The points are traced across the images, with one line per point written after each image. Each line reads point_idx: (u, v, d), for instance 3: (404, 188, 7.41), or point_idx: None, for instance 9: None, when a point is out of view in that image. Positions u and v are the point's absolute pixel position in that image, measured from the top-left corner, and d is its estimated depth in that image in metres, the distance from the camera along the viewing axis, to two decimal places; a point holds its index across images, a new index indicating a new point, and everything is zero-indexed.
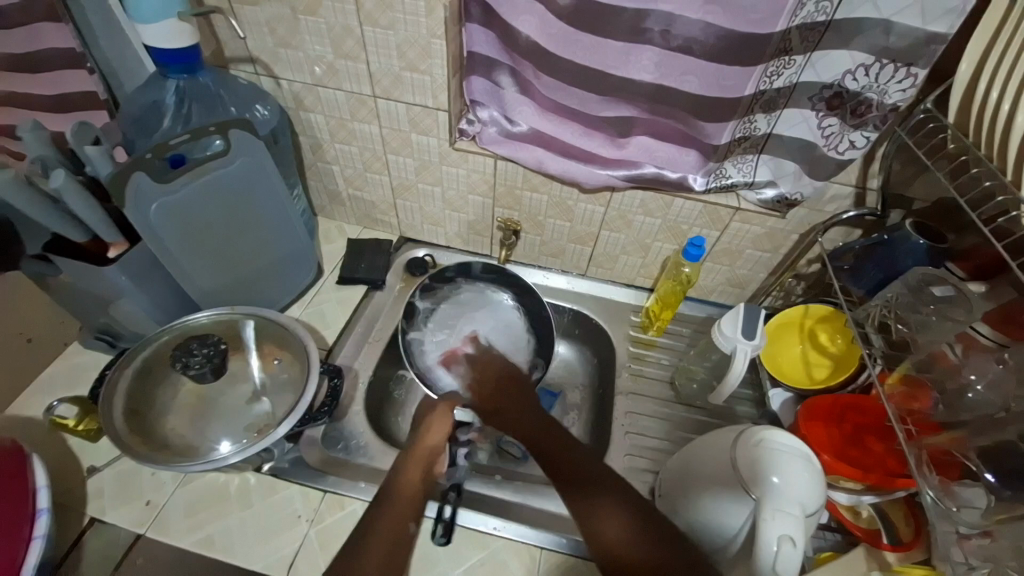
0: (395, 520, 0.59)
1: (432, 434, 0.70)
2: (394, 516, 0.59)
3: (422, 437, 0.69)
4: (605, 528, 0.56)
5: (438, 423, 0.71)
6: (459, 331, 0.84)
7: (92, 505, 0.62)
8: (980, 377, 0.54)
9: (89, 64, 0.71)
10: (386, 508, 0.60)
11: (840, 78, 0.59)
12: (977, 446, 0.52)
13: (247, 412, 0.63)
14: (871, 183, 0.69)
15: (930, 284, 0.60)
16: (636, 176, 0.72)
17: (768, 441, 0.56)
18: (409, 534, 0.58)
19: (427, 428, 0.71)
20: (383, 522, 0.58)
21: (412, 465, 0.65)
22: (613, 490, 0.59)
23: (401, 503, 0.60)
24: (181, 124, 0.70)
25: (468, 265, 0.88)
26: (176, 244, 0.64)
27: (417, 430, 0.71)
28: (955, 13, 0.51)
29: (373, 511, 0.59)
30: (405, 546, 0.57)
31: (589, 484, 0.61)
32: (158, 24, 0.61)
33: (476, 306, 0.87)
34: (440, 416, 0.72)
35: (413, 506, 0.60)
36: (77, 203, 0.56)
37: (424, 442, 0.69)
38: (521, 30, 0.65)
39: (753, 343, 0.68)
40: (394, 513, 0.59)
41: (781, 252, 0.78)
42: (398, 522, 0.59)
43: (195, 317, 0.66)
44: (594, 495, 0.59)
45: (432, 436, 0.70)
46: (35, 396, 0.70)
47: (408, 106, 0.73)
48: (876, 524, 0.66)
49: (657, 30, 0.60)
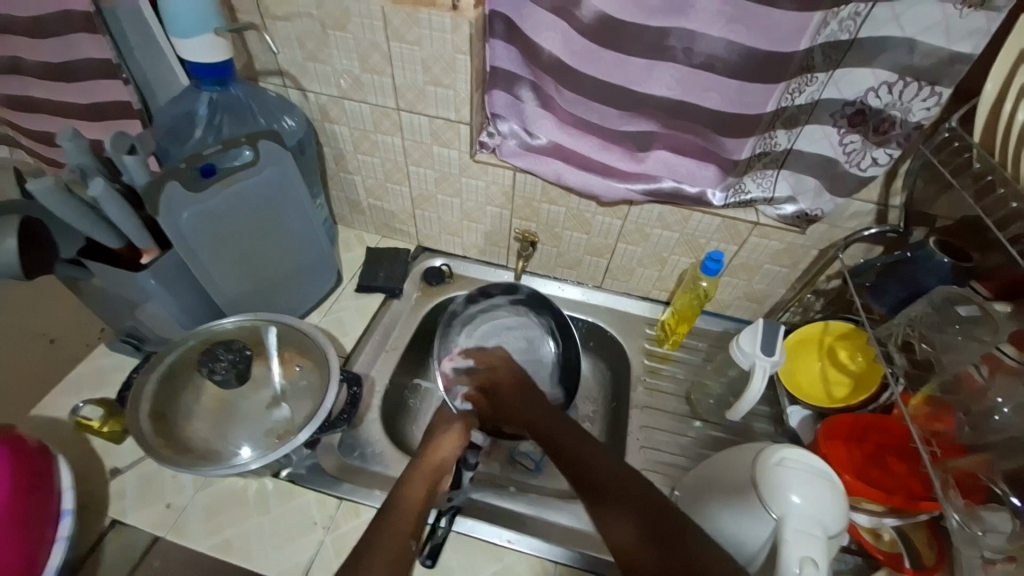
0: (395, 534, 0.55)
1: (439, 452, 0.68)
2: (396, 529, 0.56)
3: (429, 453, 0.67)
4: (613, 530, 0.53)
5: (448, 438, 0.70)
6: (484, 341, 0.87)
7: (114, 506, 0.63)
8: (1008, 400, 0.51)
9: (124, 74, 0.72)
10: (388, 520, 0.57)
11: (863, 95, 0.59)
12: (1003, 470, 0.50)
13: (267, 418, 0.64)
14: (893, 200, 0.69)
15: (953, 303, 0.59)
16: (655, 190, 0.73)
17: (790, 460, 0.56)
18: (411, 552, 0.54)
19: (433, 445, 0.69)
20: (385, 535, 0.55)
21: (418, 479, 0.63)
22: (621, 494, 0.56)
23: (403, 517, 0.57)
24: (213, 135, 0.72)
25: (515, 288, 0.89)
26: (206, 251, 0.66)
27: (427, 441, 0.70)
28: (980, 34, 0.51)
29: (375, 525, 0.56)
30: (404, 562, 0.53)
31: (600, 487, 0.58)
32: (194, 38, 0.64)
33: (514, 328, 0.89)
34: (448, 435, 0.71)
35: (413, 520, 0.57)
36: (116, 211, 0.58)
37: (432, 456, 0.67)
38: (544, 47, 0.66)
39: (772, 359, 0.68)
40: (396, 526, 0.56)
41: (799, 268, 0.78)
42: (400, 535, 0.55)
43: (220, 322, 0.68)
44: (601, 498, 0.57)
45: (439, 454, 0.67)
46: (62, 397, 0.72)
47: (431, 119, 0.75)
48: (898, 548, 0.64)
49: (680, 48, 0.60)
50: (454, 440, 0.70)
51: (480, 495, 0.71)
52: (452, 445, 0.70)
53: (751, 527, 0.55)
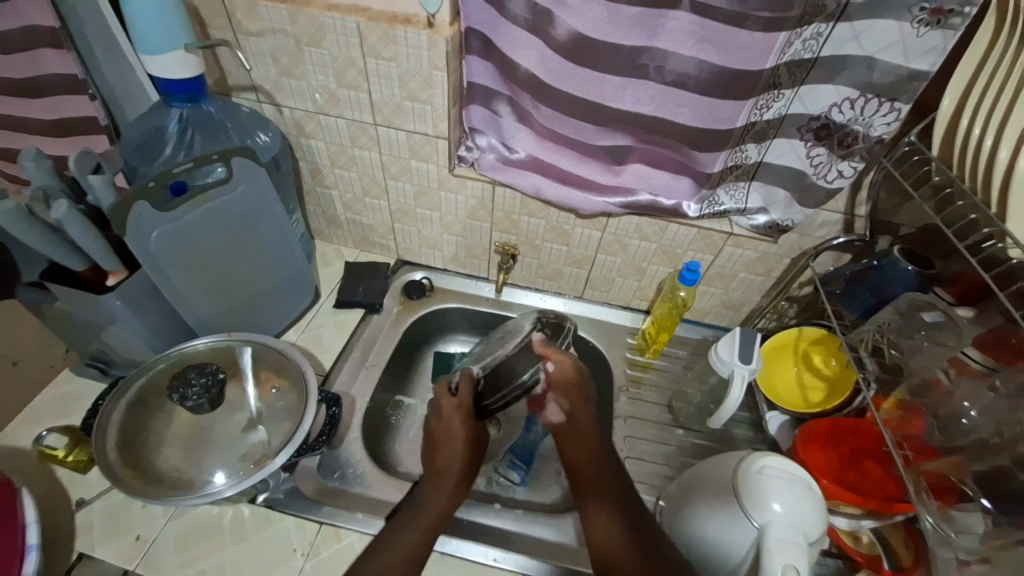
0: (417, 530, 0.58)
1: (448, 437, 0.67)
2: (417, 528, 0.59)
3: (439, 439, 0.67)
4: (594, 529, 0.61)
5: (450, 442, 0.67)
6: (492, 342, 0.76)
7: (82, 539, 0.60)
8: (974, 403, 0.54)
9: (90, 91, 0.71)
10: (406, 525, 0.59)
11: (827, 111, 0.61)
12: (974, 472, 0.52)
13: (242, 442, 0.62)
14: (859, 210, 0.71)
15: (919, 310, 0.61)
16: (632, 203, 0.74)
17: (769, 468, 0.57)
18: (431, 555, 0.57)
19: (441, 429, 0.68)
20: (401, 543, 0.57)
21: (436, 491, 0.63)
22: (609, 496, 0.63)
23: (425, 516, 0.60)
24: (183, 152, 0.71)
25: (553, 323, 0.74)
26: (176, 271, 0.64)
27: (433, 442, 0.68)
28: (936, 52, 0.53)
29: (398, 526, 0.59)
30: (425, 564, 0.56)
31: (586, 484, 0.65)
32: (163, 55, 0.63)
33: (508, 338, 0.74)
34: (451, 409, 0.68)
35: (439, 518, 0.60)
36: (78, 234, 0.56)
37: (439, 461, 0.66)
38: (520, 63, 0.67)
39: (750, 366, 0.69)
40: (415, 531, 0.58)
41: (773, 276, 0.80)
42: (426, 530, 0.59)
43: (192, 344, 0.66)
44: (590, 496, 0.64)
45: (448, 440, 0.67)
46: (23, 425, 0.68)
47: (408, 134, 0.75)
48: (876, 549, 0.66)
49: (653, 66, 0.62)
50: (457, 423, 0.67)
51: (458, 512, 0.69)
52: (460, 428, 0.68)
53: (735, 535, 0.55)
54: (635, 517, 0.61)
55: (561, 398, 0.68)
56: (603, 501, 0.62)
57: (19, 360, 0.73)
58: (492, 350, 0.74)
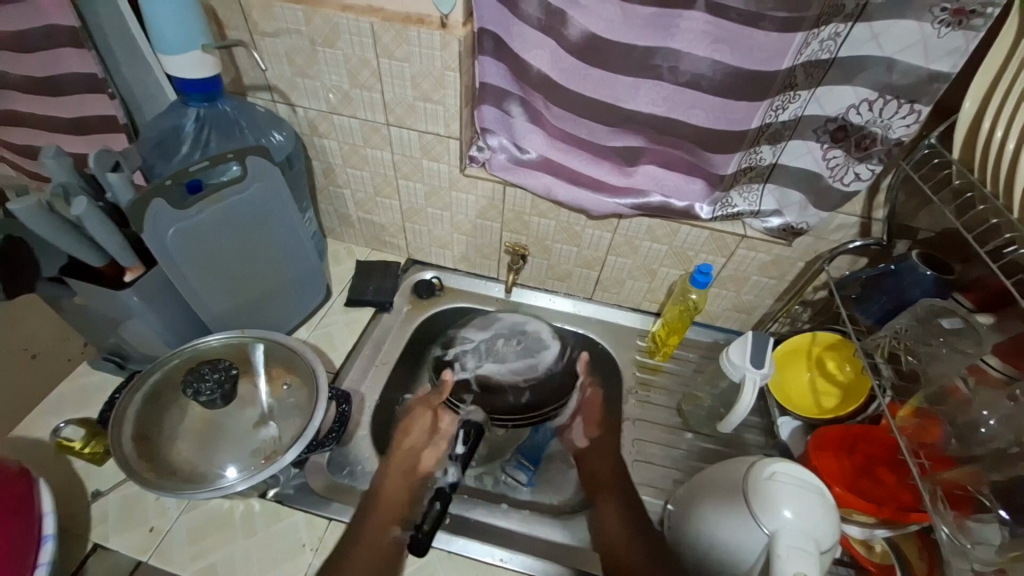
0: (376, 528, 0.63)
1: (412, 434, 0.73)
2: (378, 517, 0.64)
3: (401, 437, 0.73)
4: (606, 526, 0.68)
5: (416, 424, 0.74)
6: (503, 350, 0.78)
7: (96, 530, 0.61)
8: (993, 412, 0.52)
9: (110, 90, 0.72)
10: (369, 513, 0.64)
11: (844, 112, 0.60)
12: (990, 481, 0.50)
13: (253, 438, 0.63)
14: (876, 214, 0.70)
15: (938, 316, 0.59)
16: (643, 204, 0.73)
17: (781, 475, 0.56)
18: (392, 538, 0.62)
19: (405, 426, 0.74)
20: (366, 531, 0.62)
21: (392, 476, 0.68)
22: (618, 495, 0.71)
23: (383, 512, 0.64)
24: (199, 150, 0.72)
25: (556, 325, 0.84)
26: (191, 268, 0.65)
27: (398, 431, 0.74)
28: (958, 53, 0.52)
29: (358, 524, 0.63)
30: (389, 548, 0.61)
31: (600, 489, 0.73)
32: (181, 56, 0.64)
33: (535, 350, 0.78)
34: (420, 408, 0.75)
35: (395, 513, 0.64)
36: (96, 230, 0.57)
37: (403, 445, 0.72)
38: (532, 64, 0.67)
39: (762, 371, 0.68)
40: (375, 520, 0.63)
41: (787, 279, 0.79)
42: (380, 528, 0.63)
43: (206, 340, 0.67)
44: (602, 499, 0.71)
45: (411, 436, 0.73)
46: (41, 417, 0.70)
47: (421, 134, 0.75)
48: (890, 559, 0.64)
49: (666, 67, 0.61)
50: (422, 419, 0.74)
51: (464, 511, 0.70)
52: (427, 422, 0.74)
53: (745, 542, 0.54)
54: (643, 521, 0.68)
55: (588, 425, 0.79)
56: (613, 503, 0.71)
57: (36, 353, 0.77)
58: (514, 365, 0.76)
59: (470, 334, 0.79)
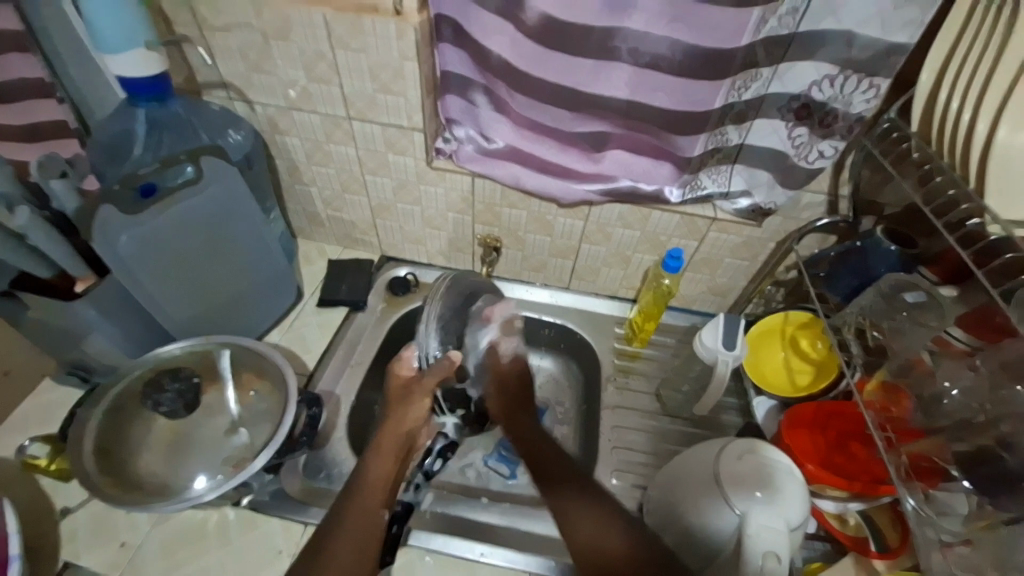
0: (364, 513, 0.59)
1: (409, 422, 0.68)
2: (363, 502, 0.60)
3: (394, 424, 0.67)
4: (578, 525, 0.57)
5: (416, 406, 0.69)
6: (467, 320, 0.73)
7: (66, 548, 0.60)
8: (954, 384, 0.53)
9: (59, 94, 0.71)
10: (354, 500, 0.60)
11: (807, 89, 0.60)
12: (956, 451, 0.51)
13: (225, 445, 0.62)
14: (842, 190, 0.70)
15: (902, 290, 0.60)
16: (612, 190, 0.73)
17: (752, 456, 0.58)
18: (380, 526, 0.59)
19: (403, 412, 0.68)
20: (351, 519, 0.58)
21: (380, 459, 0.64)
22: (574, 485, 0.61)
23: (371, 496, 0.60)
24: (151, 153, 0.70)
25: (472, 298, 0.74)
26: (149, 276, 0.63)
27: (390, 413, 0.68)
28: (915, 24, 0.52)
29: (341, 511, 0.59)
30: (375, 537, 0.58)
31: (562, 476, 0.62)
32: (124, 53, 0.61)
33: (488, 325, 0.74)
34: (422, 395, 0.69)
35: (382, 497, 0.61)
36: (42, 240, 0.56)
37: (397, 431, 0.67)
38: (493, 50, 0.65)
39: (734, 353, 0.69)
40: (361, 506, 0.59)
41: (759, 261, 0.79)
42: (368, 513, 0.59)
43: (167, 347, 0.65)
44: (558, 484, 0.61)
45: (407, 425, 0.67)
46: (7, 435, 0.68)
47: (383, 127, 0.73)
48: (863, 531, 0.65)
49: (626, 48, 0.60)
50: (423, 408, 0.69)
51: (444, 506, 0.70)
52: (425, 409, 0.70)
53: (716, 526, 0.55)
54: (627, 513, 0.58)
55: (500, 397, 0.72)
56: (579, 497, 0.59)
57: (10, 371, 0.69)
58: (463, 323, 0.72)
59: (433, 331, 0.68)
